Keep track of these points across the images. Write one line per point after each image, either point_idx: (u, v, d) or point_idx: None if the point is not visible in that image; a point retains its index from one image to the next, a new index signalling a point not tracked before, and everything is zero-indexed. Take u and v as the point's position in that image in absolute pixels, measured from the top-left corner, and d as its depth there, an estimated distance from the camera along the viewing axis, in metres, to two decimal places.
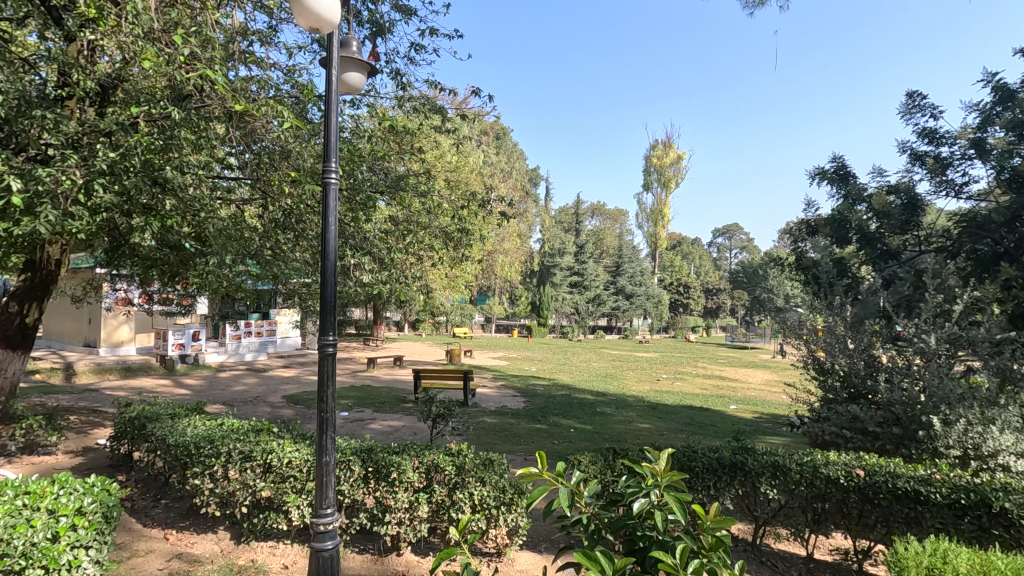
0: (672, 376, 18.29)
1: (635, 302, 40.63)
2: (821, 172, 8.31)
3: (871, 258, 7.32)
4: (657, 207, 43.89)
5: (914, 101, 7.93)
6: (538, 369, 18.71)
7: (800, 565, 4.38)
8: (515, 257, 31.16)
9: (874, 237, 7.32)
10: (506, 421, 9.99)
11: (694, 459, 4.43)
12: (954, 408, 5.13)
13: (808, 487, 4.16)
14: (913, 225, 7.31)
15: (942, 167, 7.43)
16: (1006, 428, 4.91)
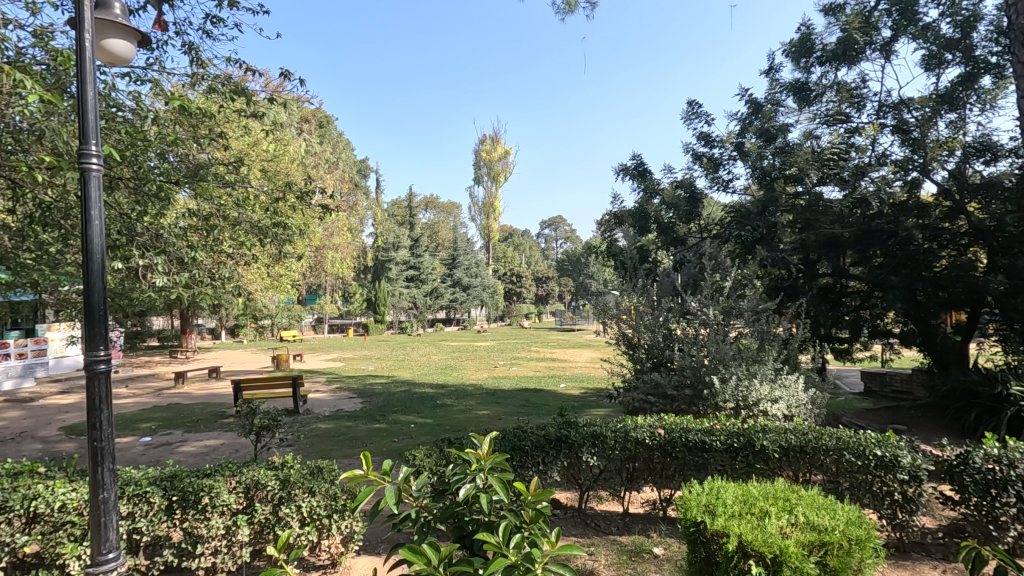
0: (508, 362, 19.16)
1: (471, 293, 41.59)
2: (624, 169, 9.28)
3: (665, 243, 8.43)
4: (488, 200, 45.27)
5: (693, 109, 9.28)
6: (376, 367, 18.20)
7: (618, 521, 4.88)
8: (346, 253, 29.79)
9: (667, 226, 8.43)
10: (342, 425, 9.52)
11: (524, 438, 4.66)
12: (728, 367, 6.09)
13: (621, 450, 4.67)
14: (695, 215, 8.57)
15: (715, 166, 8.82)
16: (766, 380, 5.99)
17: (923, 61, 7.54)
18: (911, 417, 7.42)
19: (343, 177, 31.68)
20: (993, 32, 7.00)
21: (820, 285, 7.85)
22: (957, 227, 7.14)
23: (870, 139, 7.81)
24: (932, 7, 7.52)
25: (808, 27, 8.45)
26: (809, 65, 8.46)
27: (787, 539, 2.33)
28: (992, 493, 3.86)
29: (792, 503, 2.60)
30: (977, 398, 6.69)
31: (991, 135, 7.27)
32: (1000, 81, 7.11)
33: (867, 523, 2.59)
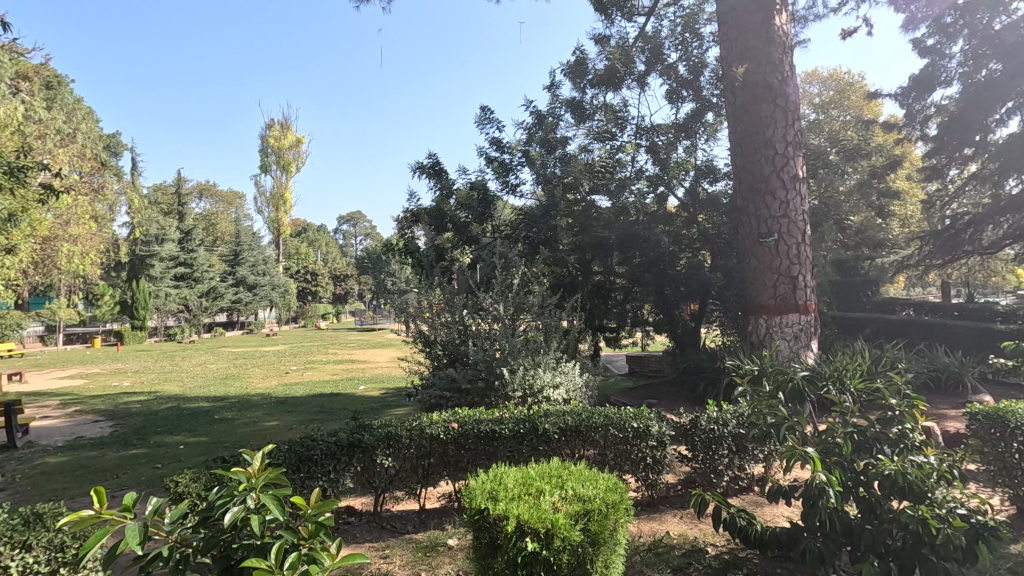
0: (302, 366, 17.84)
1: (258, 293, 37.71)
2: (420, 167, 9.33)
3: (461, 242, 8.99)
4: (277, 191, 41.50)
5: (485, 114, 9.75)
6: (132, 382, 15.32)
7: (414, 519, 4.86)
8: (88, 247, 24.40)
9: (463, 225, 9.04)
10: (82, 456, 7.77)
11: (312, 447, 4.35)
12: (516, 359, 6.52)
13: (416, 448, 4.66)
14: (488, 216, 9.26)
15: (506, 170, 9.40)
16: (548, 368, 6.52)
17: (667, 94, 9.05)
18: (661, 391, 8.89)
19: (83, 153, 25.95)
20: (714, 78, 8.72)
21: (593, 282, 8.91)
22: (692, 234, 8.74)
23: (629, 156, 9.12)
24: (673, 51, 9.07)
25: (582, 52, 9.52)
26: (583, 85, 9.53)
27: (557, 512, 2.58)
28: (713, 448, 4.79)
29: (562, 479, 2.88)
30: (704, 372, 8.32)
31: (713, 161, 9.06)
32: (718, 118, 8.90)
33: (621, 487, 3.01)
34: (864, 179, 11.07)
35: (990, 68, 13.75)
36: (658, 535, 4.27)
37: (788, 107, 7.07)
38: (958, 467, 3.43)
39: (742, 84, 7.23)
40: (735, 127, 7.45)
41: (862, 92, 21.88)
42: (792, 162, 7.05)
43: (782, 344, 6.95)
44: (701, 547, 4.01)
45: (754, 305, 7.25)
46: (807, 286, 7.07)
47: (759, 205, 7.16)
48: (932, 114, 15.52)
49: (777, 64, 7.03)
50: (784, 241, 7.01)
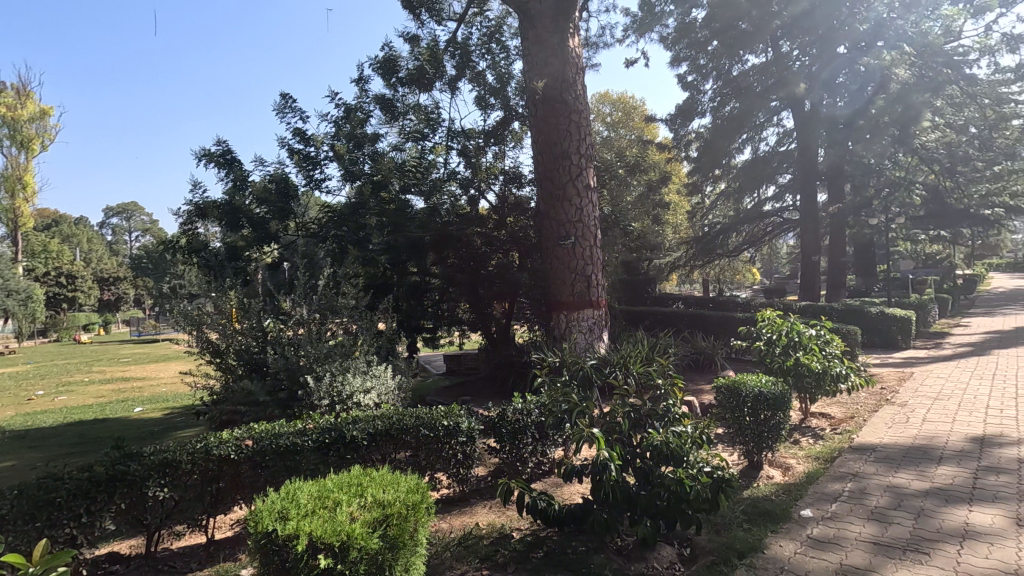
0: (52, 390, 14.49)
1: None
2: (207, 155, 8.27)
3: (256, 240, 8.55)
4: (13, 174, 33.20)
5: (287, 103, 9.09)
6: None
7: (200, 554, 4.25)
8: None
9: (260, 221, 8.68)
10: None
11: (54, 488, 3.53)
12: (322, 365, 6.10)
13: (200, 474, 4.08)
14: (289, 213, 9.07)
15: (311, 164, 9.01)
16: (358, 373, 6.22)
17: (476, 100, 9.37)
18: (476, 388, 9.17)
19: None
20: (519, 89, 9.26)
21: (408, 282, 8.82)
22: (502, 235, 9.17)
23: (441, 158, 9.22)
24: (481, 60, 9.42)
25: (392, 48, 9.38)
26: (393, 83, 9.40)
27: (354, 522, 2.48)
28: (518, 437, 5.07)
29: (362, 486, 2.78)
30: (513, 366, 8.81)
31: (519, 167, 9.63)
32: (523, 127, 9.48)
33: (424, 487, 3.03)
34: (644, 192, 12.80)
35: (731, 105, 16.95)
36: (468, 528, 4.36)
37: (581, 122, 7.83)
38: (707, 431, 4.12)
39: (542, 98, 7.80)
40: (537, 137, 8.00)
41: (642, 116, 25.27)
42: (584, 173, 7.82)
43: (579, 337, 7.66)
44: (507, 533, 4.20)
45: (556, 302, 7.86)
46: (599, 284, 7.90)
47: (559, 210, 7.80)
48: (693, 139, 18.59)
49: (572, 83, 7.74)
50: (580, 244, 7.74)
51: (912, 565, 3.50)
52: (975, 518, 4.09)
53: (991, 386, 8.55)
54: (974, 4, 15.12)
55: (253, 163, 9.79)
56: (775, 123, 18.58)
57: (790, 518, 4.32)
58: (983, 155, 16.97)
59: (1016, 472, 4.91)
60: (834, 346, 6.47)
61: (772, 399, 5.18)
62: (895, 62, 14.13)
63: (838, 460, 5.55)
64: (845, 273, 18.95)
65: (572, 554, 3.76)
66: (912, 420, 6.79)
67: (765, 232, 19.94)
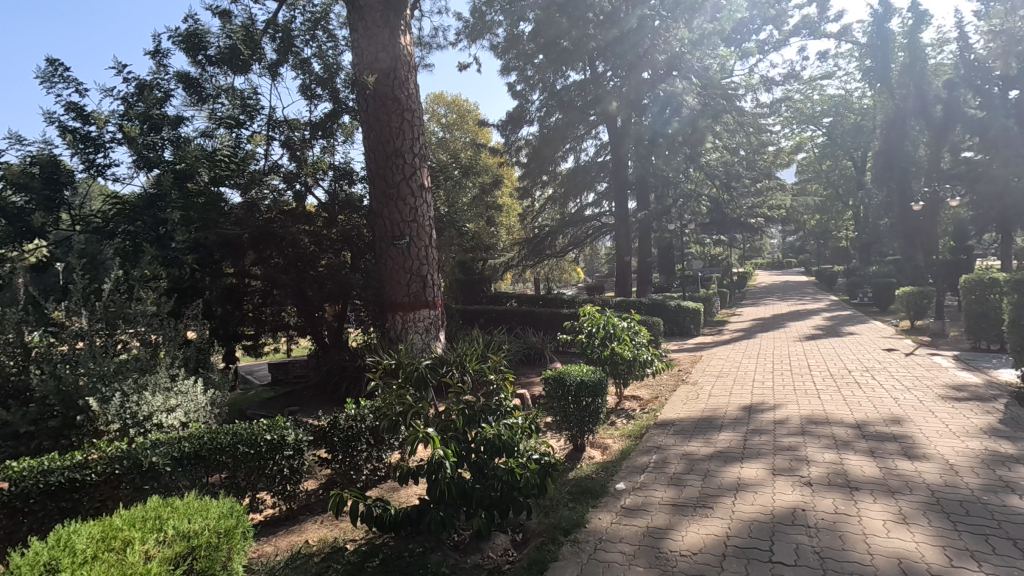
0: None
1: None
2: None
3: (12, 235, 7.03)
4: None
5: (54, 69, 7.58)
6: None
7: None
8: None
9: (16, 213, 7.13)
10: None
11: None
12: (110, 385, 5.14)
13: None
14: (59, 203, 7.59)
15: (93, 146, 7.62)
16: (160, 390, 5.32)
17: (301, 90, 8.76)
18: (304, 397, 8.55)
19: None
20: (348, 81, 8.85)
21: (223, 285, 7.93)
22: (332, 234, 8.72)
23: (260, 148, 8.44)
24: (306, 46, 8.83)
25: (197, 21, 8.32)
26: (200, 61, 8.38)
27: (151, 562, 2.15)
28: (351, 445, 4.87)
29: (161, 520, 2.43)
30: (346, 371, 8.42)
31: (350, 164, 9.24)
32: (354, 121, 9.10)
33: (238, 510, 2.75)
34: (478, 194, 13.14)
35: (556, 116, 18.26)
36: (296, 547, 4.08)
37: (414, 121, 7.77)
38: (536, 421, 4.38)
39: (373, 93, 7.57)
40: (368, 133, 7.73)
41: (475, 119, 25.97)
42: (418, 172, 7.77)
43: (415, 337, 7.59)
44: (340, 546, 4.01)
45: (391, 303, 7.71)
46: (435, 284, 7.92)
47: (392, 209, 7.65)
48: (522, 145, 19.54)
49: (404, 81, 7.64)
50: (415, 244, 7.68)
51: (700, 518, 4.13)
52: (745, 472, 4.96)
53: (756, 363, 10.42)
54: (742, 49, 18.27)
55: (7, 141, 8.02)
56: (593, 136, 20.41)
57: (606, 492, 4.80)
58: (750, 173, 20.57)
59: (772, 431, 6.07)
60: (642, 336, 7.32)
61: (591, 386, 5.72)
62: (686, 91, 16.54)
63: (645, 436, 6.31)
64: (651, 272, 21.60)
65: (410, 556, 3.72)
66: (701, 396, 8.03)
67: (587, 234, 21.85)
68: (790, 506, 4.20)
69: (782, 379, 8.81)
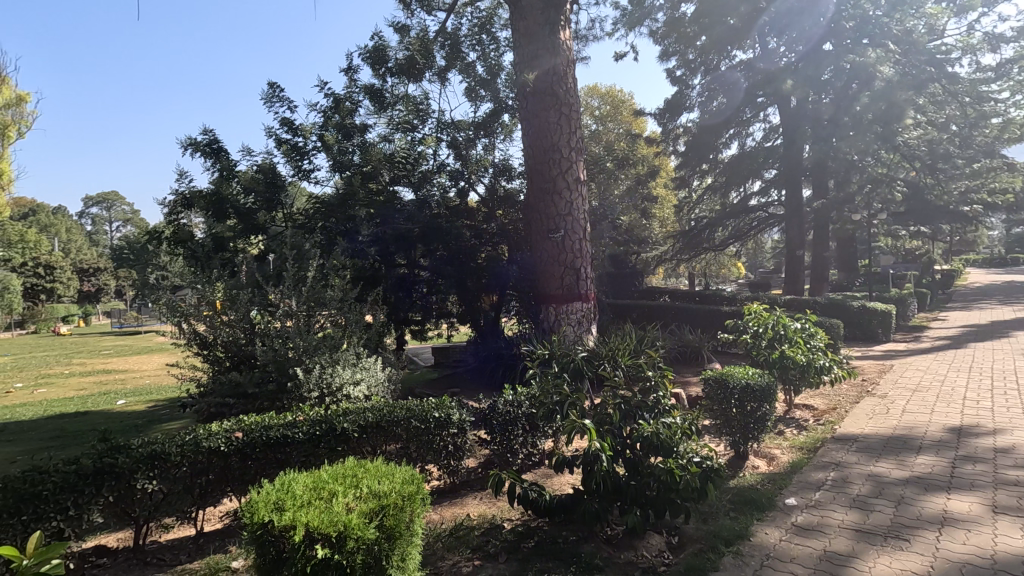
0: (31, 382, 14.33)
1: None
2: (192, 144, 8.15)
3: (245, 231, 8.55)
4: None
5: (274, 91, 9.01)
6: None
7: (189, 547, 4.17)
8: None
9: (247, 212, 8.62)
10: None
11: (41, 481, 3.46)
12: (313, 358, 6.06)
13: (189, 465, 4.03)
14: (278, 204, 9.03)
15: (300, 154, 8.91)
16: (348, 365, 6.15)
17: (466, 92, 9.32)
18: (464, 380, 9.17)
19: None
20: (508, 81, 9.23)
21: (396, 275, 8.79)
22: (491, 228, 9.23)
23: (430, 149, 9.19)
24: (472, 51, 9.37)
25: (381, 38, 9.28)
26: (382, 73, 9.33)
27: (351, 513, 2.48)
28: (508, 429, 5.10)
29: (357, 478, 2.79)
30: (503, 359, 8.81)
31: (509, 160, 9.64)
32: (513, 119, 9.46)
33: (418, 477, 3.03)
34: (632, 185, 12.85)
35: (720, 100, 17.08)
36: (459, 519, 4.40)
37: (571, 115, 7.84)
38: (695, 422, 4.19)
39: (533, 90, 7.79)
40: (527, 130, 7.99)
41: (630, 110, 25.35)
42: (574, 166, 7.83)
43: (568, 329, 7.70)
44: (498, 524, 4.24)
45: (544, 295, 7.89)
46: (587, 277, 7.94)
47: (547, 203, 7.82)
48: (680, 133, 18.74)
49: (562, 75, 7.74)
50: (569, 237, 7.78)
51: (893, 551, 3.60)
52: (953, 505, 4.21)
53: (968, 379, 8.75)
54: (957, 4, 15.33)
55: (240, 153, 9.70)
56: (762, 119, 18.73)
57: (774, 507, 4.42)
58: (964, 153, 17.20)
59: (991, 461, 5.06)
60: (818, 339, 6.57)
61: (758, 390, 5.29)
62: (880, 60, 14.03)
63: (820, 451, 5.67)
64: (828, 268, 19.25)
65: (563, 543, 3.83)
66: (892, 411, 6.98)
67: (751, 226, 20.17)
68: (1019, 554, 3.47)
69: (1007, 399, 7.28)
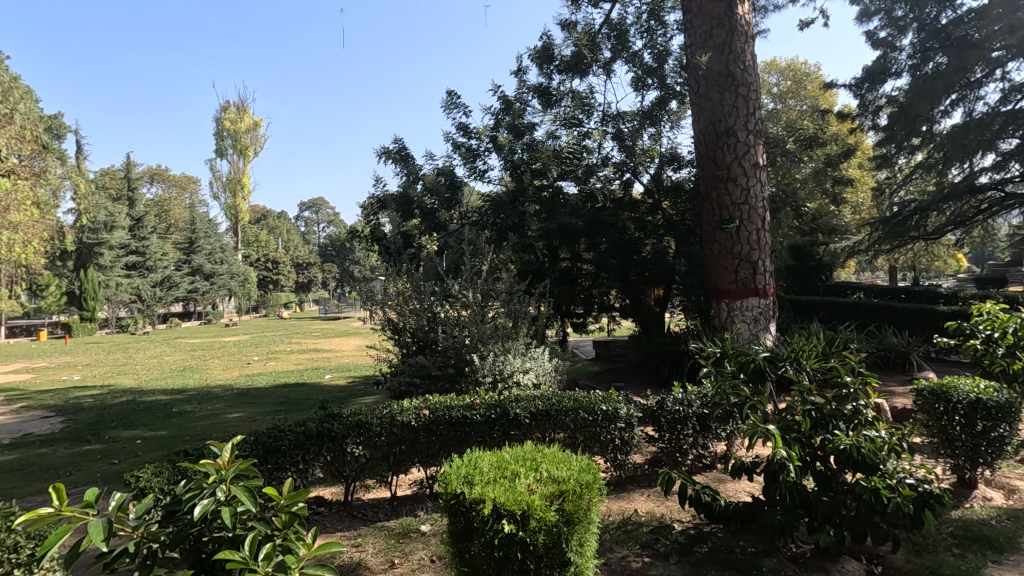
0: (264, 357, 17.58)
1: (216, 282, 38.98)
2: (385, 152, 9.20)
3: (428, 229, 9.44)
4: (234, 176, 42.33)
5: (452, 99, 9.76)
6: (83, 377, 14.78)
7: (386, 507, 4.75)
8: (32, 234, 20.93)
9: (430, 211, 9.50)
10: (27, 455, 7.31)
11: (280, 437, 4.22)
12: (487, 345, 6.50)
13: (387, 436, 4.58)
14: (455, 203, 9.81)
15: (474, 156, 9.55)
16: (518, 354, 6.53)
17: (633, 82, 9.12)
18: (627, 375, 9.08)
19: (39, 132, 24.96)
20: (677, 66, 8.84)
21: (560, 268, 9.00)
22: (657, 220, 8.97)
23: (595, 143, 9.20)
24: (639, 39, 9.13)
25: (548, 37, 9.51)
26: (549, 71, 9.56)
27: (534, 494, 2.62)
28: (678, 428, 4.92)
29: (536, 461, 2.93)
30: (668, 355, 8.51)
31: (677, 148, 9.24)
32: (681, 106, 9.04)
33: (593, 467, 3.07)
34: (820, 168, 11.46)
35: (937, 61, 14.38)
36: (627, 513, 4.39)
37: (750, 96, 7.24)
38: (907, 439, 3.63)
39: (706, 72, 7.35)
40: (698, 115, 7.57)
41: (817, 82, 22.58)
42: (752, 150, 7.23)
43: (742, 326, 7.16)
44: (668, 523, 4.14)
45: (716, 290, 7.43)
46: (766, 271, 7.28)
47: (721, 192, 7.34)
48: (882, 104, 16.20)
49: (740, 53, 7.18)
50: (746, 227, 7.21)
51: None
52: None
53: None
54: None
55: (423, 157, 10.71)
56: (998, 77, 15.36)
57: (1017, 550, 3.65)
58: None
59: None
60: None
61: (994, 407, 4.39)
62: None
63: None
64: None
65: (742, 554, 3.61)
66: None
67: (978, 210, 16.70)
68: None
69: None
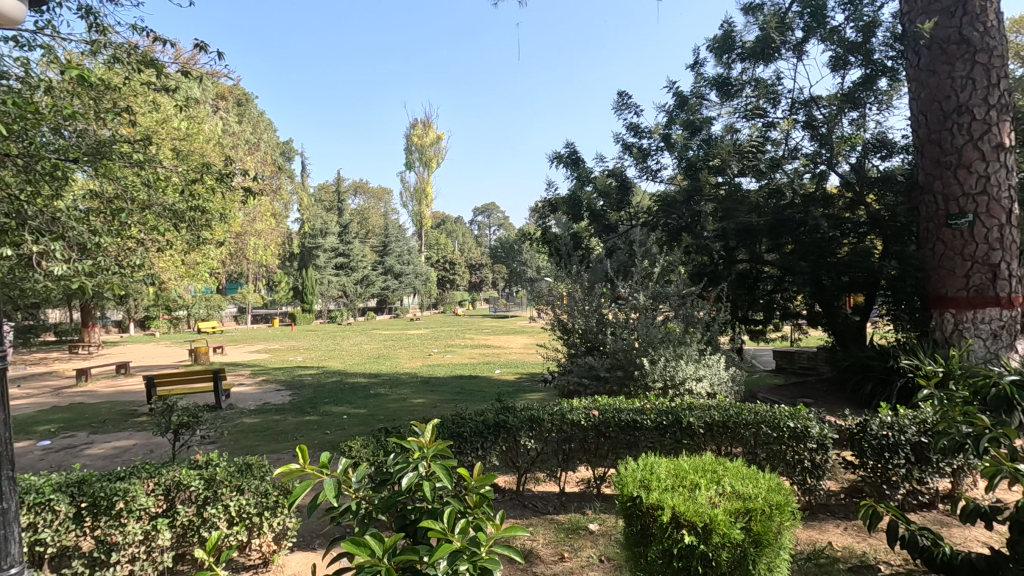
0: (443, 349, 19.29)
1: (403, 280, 43.78)
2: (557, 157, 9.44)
3: (598, 231, 9.50)
4: (420, 186, 47.08)
5: (624, 99, 9.67)
6: (304, 358, 17.72)
7: (554, 501, 4.89)
8: (270, 240, 25.68)
9: (599, 213, 9.53)
10: (268, 419, 8.99)
11: (462, 425, 4.60)
12: (658, 350, 6.34)
13: (557, 432, 4.71)
14: (625, 204, 9.72)
15: (645, 156, 9.35)
16: (690, 360, 6.30)
17: (831, 62, 8.13)
18: (817, 391, 8.12)
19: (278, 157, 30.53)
20: (889, 38, 7.66)
21: (738, 271, 8.37)
22: (857, 217, 7.87)
23: (783, 133, 8.39)
24: (840, 13, 8.11)
25: (729, 24, 8.92)
26: (730, 61, 8.96)
27: (717, 509, 2.50)
28: (885, 456, 4.27)
29: (718, 474, 2.79)
30: (871, 371, 7.41)
31: (886, 133, 8.01)
32: (894, 84, 7.82)
33: (784, 487, 2.82)
34: None
35: None
36: (818, 545, 3.94)
37: (993, 63, 5.98)
38: None
39: (929, 41, 6.25)
40: (918, 92, 6.47)
41: None
42: (993, 129, 5.96)
43: (975, 342, 5.94)
44: (871, 564, 3.63)
45: (938, 297, 6.28)
46: (1011, 276, 5.94)
47: (947, 181, 6.18)
48: None
49: (978, 13, 5.97)
50: (982, 222, 5.97)
51: None
52: None
53: None
54: None
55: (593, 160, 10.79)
56: None
57: None
58: None
59: None
60: None
61: None
62: None
63: None
64: None
65: None
66: None
67: None
68: None
69: None
